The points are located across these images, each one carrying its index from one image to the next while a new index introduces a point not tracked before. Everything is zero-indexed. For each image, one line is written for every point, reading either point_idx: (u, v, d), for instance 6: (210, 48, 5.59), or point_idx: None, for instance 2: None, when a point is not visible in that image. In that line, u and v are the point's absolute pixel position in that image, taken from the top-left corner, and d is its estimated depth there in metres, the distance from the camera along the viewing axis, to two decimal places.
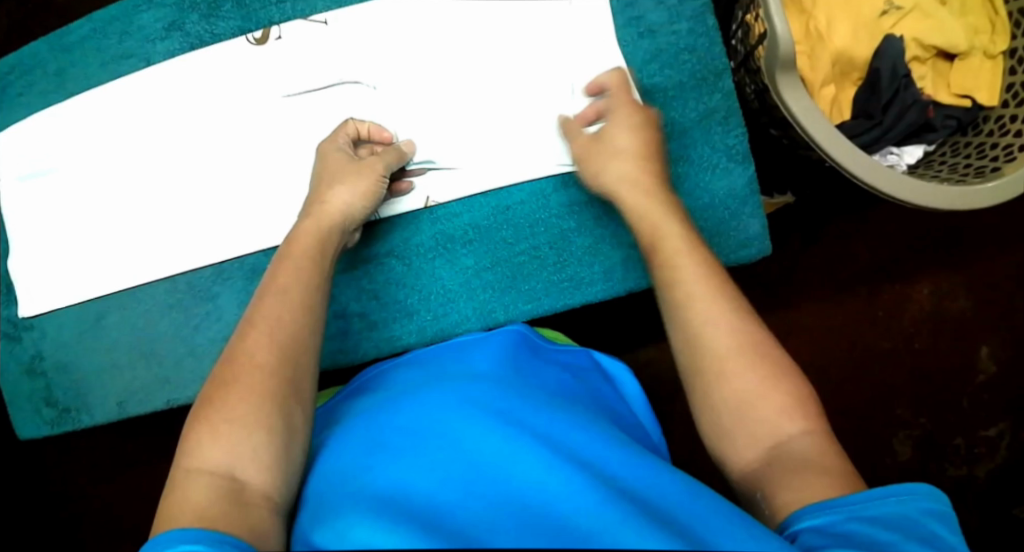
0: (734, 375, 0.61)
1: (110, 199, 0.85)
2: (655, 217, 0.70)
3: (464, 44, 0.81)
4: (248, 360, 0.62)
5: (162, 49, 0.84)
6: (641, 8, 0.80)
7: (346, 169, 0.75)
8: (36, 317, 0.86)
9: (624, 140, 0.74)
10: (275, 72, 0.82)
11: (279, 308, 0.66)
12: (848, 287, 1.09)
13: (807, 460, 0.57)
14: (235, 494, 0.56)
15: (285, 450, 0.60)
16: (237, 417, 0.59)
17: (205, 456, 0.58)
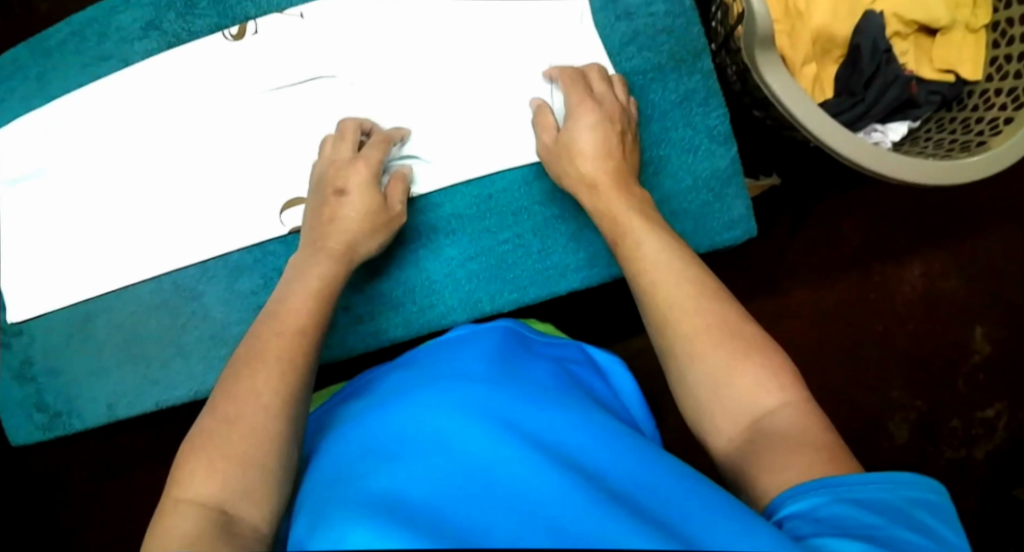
0: (708, 352, 0.61)
1: (93, 202, 0.85)
2: (614, 206, 0.71)
3: (441, 34, 0.81)
4: (251, 397, 0.64)
5: (140, 49, 0.84)
6: None
7: (372, 206, 0.75)
8: (24, 322, 0.86)
9: (583, 140, 0.74)
10: (253, 67, 0.82)
11: (278, 344, 0.68)
12: (840, 271, 1.08)
13: (785, 436, 0.57)
14: (225, 527, 0.58)
15: (277, 483, 0.62)
16: (235, 454, 0.61)
17: (195, 489, 0.60)
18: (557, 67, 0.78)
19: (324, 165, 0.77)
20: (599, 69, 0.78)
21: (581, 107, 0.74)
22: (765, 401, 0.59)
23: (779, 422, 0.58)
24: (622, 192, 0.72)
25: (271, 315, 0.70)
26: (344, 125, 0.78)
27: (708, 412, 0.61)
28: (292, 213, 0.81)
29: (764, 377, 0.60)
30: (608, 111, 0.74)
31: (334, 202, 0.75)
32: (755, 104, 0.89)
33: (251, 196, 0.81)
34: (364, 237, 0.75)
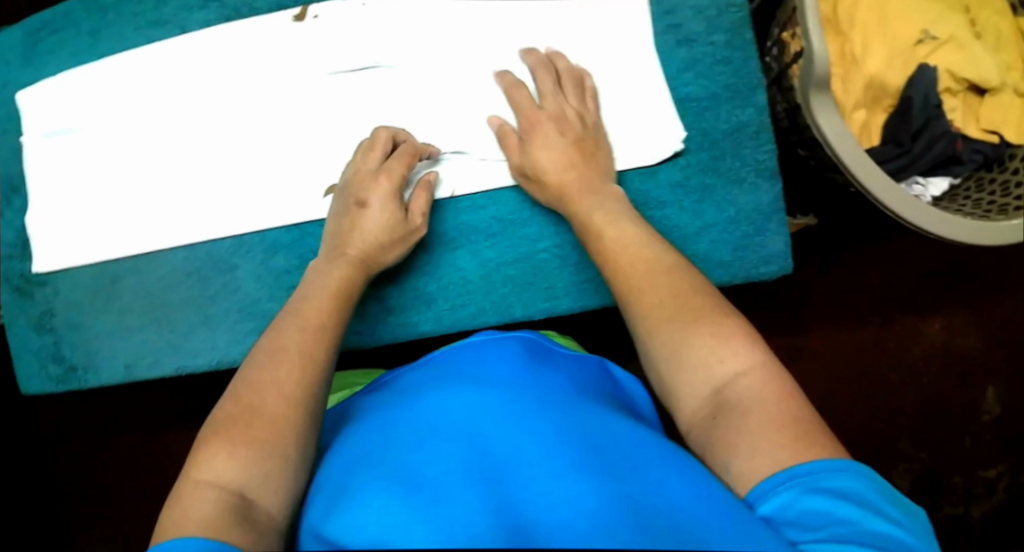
0: (662, 330, 0.65)
1: (133, 165, 0.85)
2: (582, 203, 0.74)
3: (501, 38, 0.81)
4: (274, 388, 0.64)
5: (197, 18, 0.84)
6: (680, 16, 0.79)
7: (392, 219, 0.75)
8: (50, 274, 0.86)
9: (545, 153, 0.75)
10: (314, 50, 0.82)
11: (301, 339, 0.68)
12: (859, 316, 1.09)
13: (749, 401, 0.60)
14: (243, 511, 0.57)
15: (295, 475, 0.61)
16: (256, 441, 0.61)
17: (214, 472, 0.59)
18: (503, 78, 0.79)
19: (350, 173, 0.78)
20: (552, 66, 0.79)
21: (539, 127, 0.76)
22: (722, 369, 0.62)
23: (737, 391, 0.61)
24: (590, 198, 0.74)
25: (294, 311, 0.71)
26: (376, 132, 0.78)
27: (679, 391, 0.64)
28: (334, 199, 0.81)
29: (720, 345, 0.62)
30: (562, 123, 0.76)
31: (355, 213, 0.75)
32: (803, 145, 0.90)
33: (295, 177, 0.82)
34: (383, 249, 0.75)
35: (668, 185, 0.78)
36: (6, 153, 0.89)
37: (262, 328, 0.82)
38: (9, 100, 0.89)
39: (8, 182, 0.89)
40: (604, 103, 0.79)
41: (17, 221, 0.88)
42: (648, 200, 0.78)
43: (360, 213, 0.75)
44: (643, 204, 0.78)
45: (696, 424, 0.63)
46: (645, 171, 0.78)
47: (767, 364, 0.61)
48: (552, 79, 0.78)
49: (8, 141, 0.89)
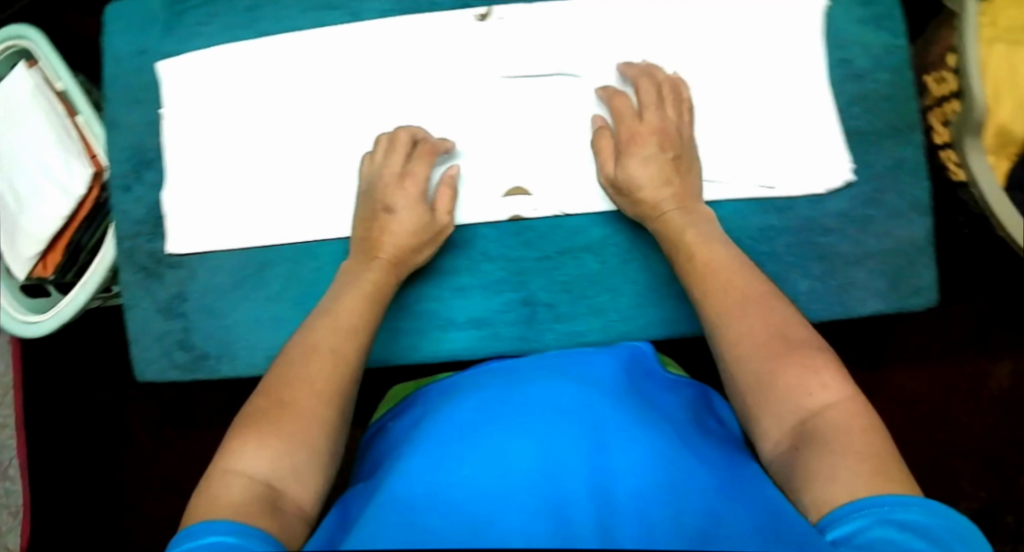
0: (756, 356, 0.66)
1: (284, 152, 0.83)
2: (678, 224, 0.74)
3: (685, 54, 0.80)
4: (302, 383, 0.67)
5: (371, 7, 0.82)
6: (852, 51, 0.81)
7: (416, 221, 0.76)
8: (186, 256, 0.83)
9: (641, 170, 0.75)
10: (491, 52, 0.80)
11: (331, 340, 0.70)
12: (935, 357, 1.14)
13: (840, 432, 0.61)
14: (267, 499, 0.61)
15: (322, 466, 0.64)
16: (286, 434, 0.64)
17: (242, 462, 0.62)
18: (607, 90, 0.79)
19: (373, 177, 0.78)
20: (665, 80, 0.78)
21: (638, 139, 0.76)
22: (810, 401, 0.63)
23: (828, 421, 0.62)
24: (684, 214, 0.75)
25: (326, 311, 0.72)
26: (394, 136, 0.79)
27: (760, 411, 0.65)
28: (512, 200, 0.79)
29: (810, 377, 0.64)
30: (664, 138, 0.76)
31: (385, 219, 0.76)
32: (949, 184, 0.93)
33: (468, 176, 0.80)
34: (412, 251, 0.76)
35: (835, 214, 0.80)
36: (137, 125, 0.85)
37: (424, 328, 0.79)
38: (146, 70, 0.85)
39: (141, 156, 0.85)
40: (786, 126, 0.80)
41: (148, 197, 0.85)
42: (816, 227, 0.80)
43: (389, 220, 0.76)
44: (810, 230, 0.80)
45: (777, 452, 0.64)
46: (814, 199, 0.79)
47: (856, 398, 0.63)
48: (656, 97, 0.77)
49: (139, 113, 0.85)
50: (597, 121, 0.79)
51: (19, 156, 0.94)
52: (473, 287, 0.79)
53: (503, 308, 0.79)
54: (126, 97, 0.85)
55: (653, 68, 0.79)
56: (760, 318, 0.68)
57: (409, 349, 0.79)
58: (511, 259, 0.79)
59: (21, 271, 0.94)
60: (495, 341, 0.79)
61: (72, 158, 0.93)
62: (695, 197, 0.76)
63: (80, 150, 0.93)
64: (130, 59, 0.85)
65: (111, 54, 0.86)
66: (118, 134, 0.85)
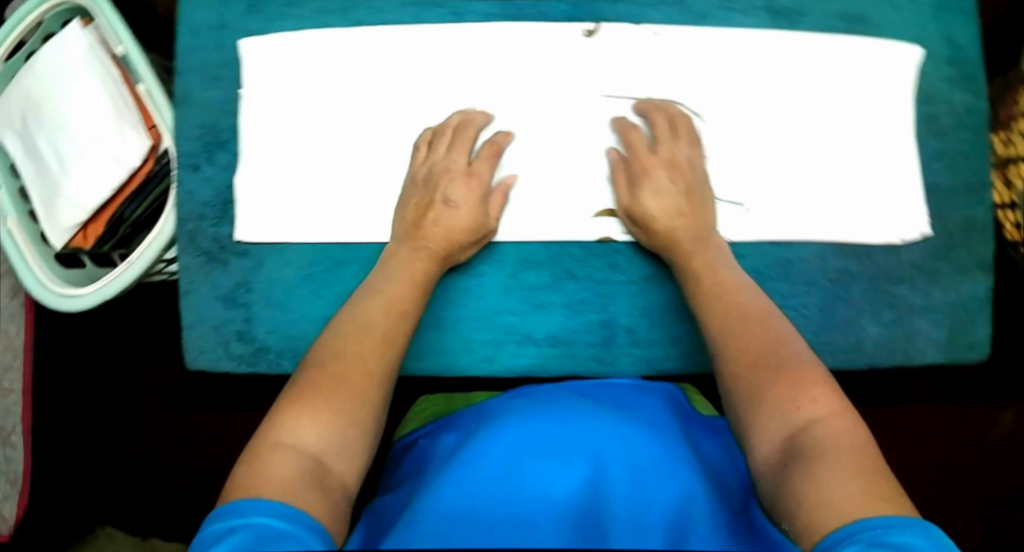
0: (747, 369, 0.70)
1: (368, 148, 0.80)
2: (689, 251, 0.76)
3: (786, 91, 0.80)
4: (351, 366, 0.68)
5: (476, 8, 0.80)
6: (938, 108, 0.83)
7: (469, 217, 0.76)
8: (255, 244, 0.80)
9: (656, 202, 0.76)
10: (594, 69, 0.79)
11: (384, 319, 0.72)
12: (962, 408, 1.14)
13: (828, 444, 0.63)
14: (318, 475, 0.61)
15: (367, 445, 0.66)
16: (338, 408, 0.65)
17: (295, 434, 0.63)
18: (620, 122, 0.78)
19: (433, 166, 0.78)
20: (674, 110, 0.78)
21: (651, 172, 0.77)
22: (799, 414, 0.66)
23: (816, 432, 0.64)
24: (695, 244, 0.76)
25: (373, 290, 0.74)
26: (462, 121, 0.79)
27: (756, 420, 0.68)
28: (602, 222, 0.79)
29: (799, 390, 0.67)
30: (676, 170, 0.77)
31: (440, 210, 0.76)
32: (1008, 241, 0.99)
33: (561, 194, 0.79)
34: (459, 248, 0.77)
35: (908, 264, 0.82)
36: (211, 102, 0.82)
37: (502, 341, 0.79)
38: (226, 46, 0.82)
39: (214, 136, 0.82)
40: (873, 174, 0.81)
41: (217, 178, 0.82)
42: (887, 276, 0.82)
43: (449, 212, 0.76)
44: (882, 278, 0.82)
45: (766, 468, 0.65)
46: (891, 248, 0.81)
47: (846, 413, 0.66)
48: (668, 127, 0.78)
49: (215, 89, 0.82)
50: (614, 151, 0.79)
51: (69, 121, 0.89)
52: (556, 305, 0.79)
53: (582, 328, 0.79)
54: (201, 71, 0.82)
55: (667, 99, 0.79)
56: (752, 339, 0.71)
57: (455, 356, 0.79)
58: (598, 282, 0.79)
59: (59, 242, 0.90)
60: (570, 360, 0.79)
61: (128, 129, 0.89)
62: (710, 228, 0.77)
63: (137, 122, 0.89)
64: (209, 32, 0.82)
65: (188, 24, 0.82)
66: (190, 110, 0.82)
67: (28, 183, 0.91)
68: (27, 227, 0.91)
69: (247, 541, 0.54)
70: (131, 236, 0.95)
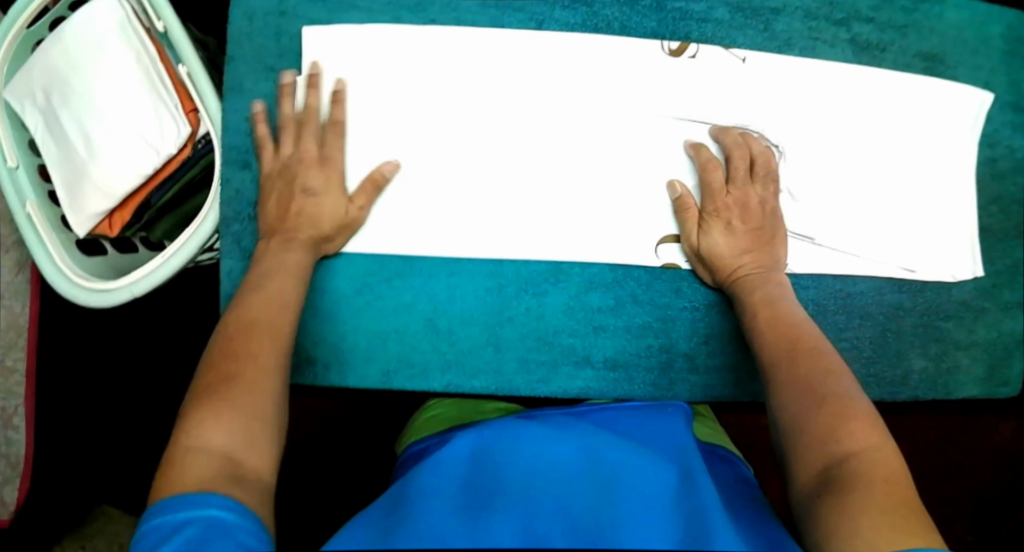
0: (799, 394, 0.67)
1: (433, 156, 0.77)
2: (750, 283, 0.75)
3: (857, 123, 0.80)
4: (252, 361, 0.66)
5: (560, 18, 0.79)
6: (999, 151, 0.84)
7: (337, 208, 0.74)
8: None
9: (721, 238, 0.76)
10: (669, 90, 0.79)
11: (264, 311, 0.69)
12: (974, 429, 1.18)
13: (866, 479, 0.61)
14: (232, 470, 0.59)
15: (270, 440, 0.63)
16: (239, 407, 0.63)
17: (203, 438, 0.60)
18: (696, 147, 0.78)
19: (284, 157, 0.75)
20: (751, 147, 0.78)
21: (722, 210, 0.76)
22: (840, 447, 0.63)
23: (855, 466, 0.62)
24: (764, 281, 0.75)
25: (254, 288, 0.71)
26: (306, 105, 0.75)
27: (799, 447, 0.65)
28: (668, 248, 0.79)
29: (840, 423, 0.64)
30: (746, 208, 0.76)
31: (303, 202, 0.74)
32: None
33: (630, 216, 0.78)
34: (328, 242, 0.75)
35: (957, 301, 0.83)
36: (267, 95, 0.77)
37: (558, 361, 0.79)
38: (284, 36, 0.77)
39: (268, 132, 0.77)
40: (931, 211, 0.82)
41: None
42: (937, 312, 0.83)
43: (307, 202, 0.74)
44: (932, 314, 0.83)
45: (802, 494, 0.63)
46: (942, 286, 0.83)
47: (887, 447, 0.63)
48: (746, 164, 0.77)
49: (268, 82, 0.77)
50: (673, 184, 0.78)
51: (96, 99, 0.83)
52: (615, 328, 0.79)
53: (641, 352, 0.79)
54: (256, 61, 0.77)
55: (748, 136, 0.78)
56: (801, 372, 0.68)
57: (510, 377, 0.78)
58: (659, 307, 0.79)
59: (83, 229, 0.84)
60: (628, 384, 0.79)
61: (164, 111, 0.83)
62: (779, 265, 0.77)
63: (175, 104, 0.83)
64: (268, 20, 0.77)
65: (244, 10, 0.77)
66: (240, 101, 0.77)
67: (50, 163, 0.85)
68: (47, 211, 0.85)
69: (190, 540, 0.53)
70: (154, 220, 0.89)
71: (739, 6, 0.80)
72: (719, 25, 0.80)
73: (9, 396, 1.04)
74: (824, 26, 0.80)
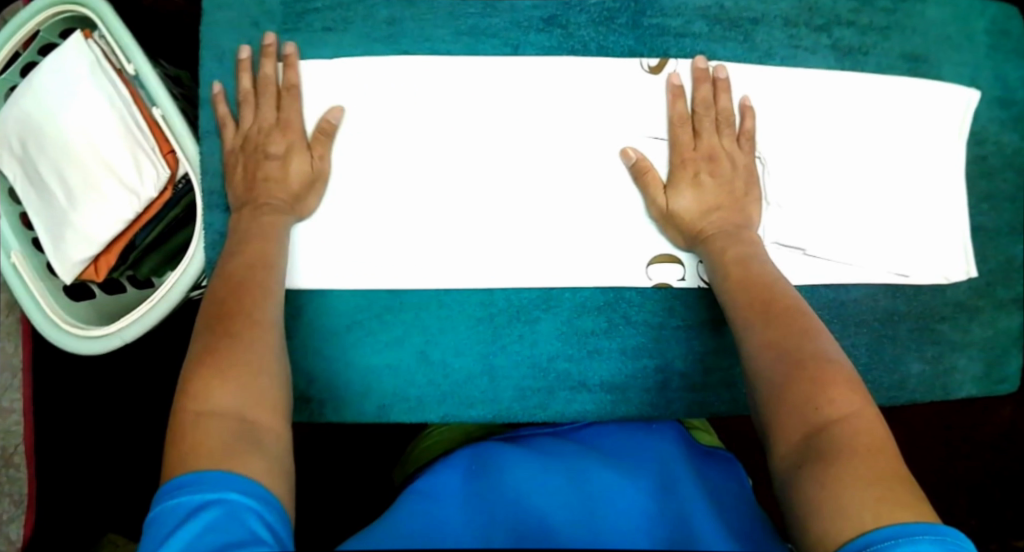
0: (773, 362, 0.64)
1: (415, 188, 0.76)
2: (726, 239, 0.73)
3: (842, 128, 0.79)
4: (251, 326, 0.64)
5: (535, 41, 0.78)
6: (987, 149, 0.84)
7: (303, 167, 0.73)
8: (296, 291, 0.76)
9: (688, 195, 0.75)
10: (652, 109, 0.78)
11: (259, 274, 0.68)
12: (979, 420, 1.18)
13: (852, 445, 0.57)
14: (246, 432, 0.58)
15: (277, 400, 0.62)
16: (243, 364, 0.61)
17: (213, 401, 0.59)
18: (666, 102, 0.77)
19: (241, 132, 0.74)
20: (722, 104, 0.76)
21: (688, 164, 0.75)
22: (821, 415, 0.60)
23: (839, 434, 0.58)
24: (728, 238, 0.73)
25: (254, 266, 0.69)
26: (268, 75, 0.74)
27: (778, 419, 0.62)
28: (659, 268, 0.78)
29: (819, 390, 0.60)
30: (714, 164, 0.75)
31: (268, 168, 0.73)
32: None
33: (618, 237, 0.78)
34: (302, 199, 0.74)
35: (951, 302, 0.83)
36: None
37: (553, 388, 0.78)
38: (257, 74, 0.77)
39: None
40: (924, 214, 0.81)
41: None
42: (932, 314, 0.82)
43: (273, 160, 0.73)
44: (928, 317, 0.82)
45: (783, 467, 0.60)
46: (936, 288, 0.82)
47: (871, 413, 0.59)
48: (715, 121, 0.76)
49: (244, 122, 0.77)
50: (628, 151, 0.77)
51: (72, 143, 0.81)
52: (610, 350, 0.78)
53: (636, 374, 0.79)
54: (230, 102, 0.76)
55: (719, 85, 0.76)
56: (775, 333, 0.65)
57: (506, 406, 0.78)
58: (653, 326, 0.78)
59: (69, 276, 0.84)
60: (625, 406, 0.78)
61: (142, 155, 0.82)
62: (751, 225, 0.75)
63: (152, 148, 0.83)
64: (240, 61, 0.76)
65: (215, 50, 0.76)
66: None
67: (30, 212, 0.84)
68: (33, 260, 0.85)
69: (214, 529, 0.51)
70: (140, 258, 0.89)
71: (717, 18, 0.79)
72: (697, 37, 0.78)
73: (8, 436, 1.04)
74: (804, 34, 0.79)
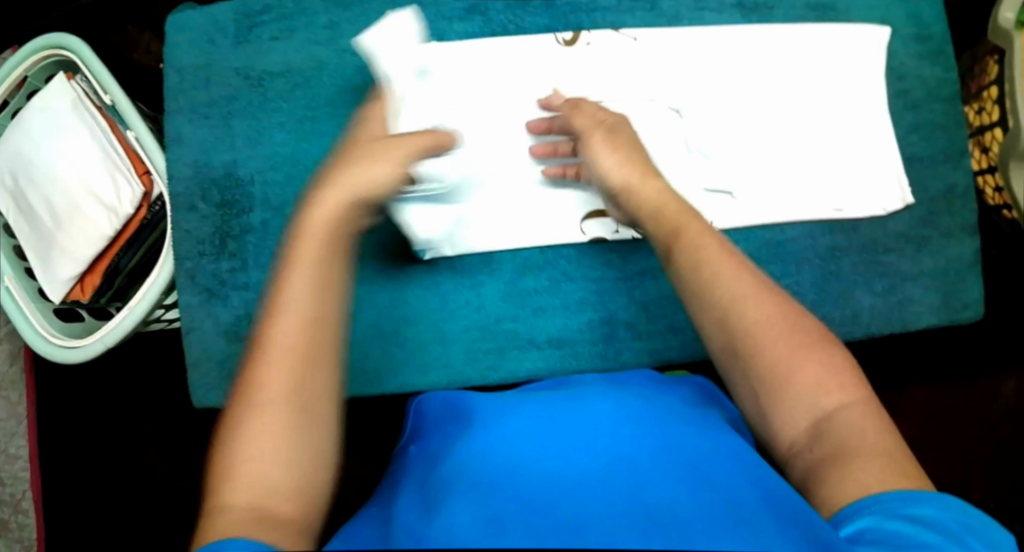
0: (773, 344, 0.62)
1: None
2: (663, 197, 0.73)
3: (753, 80, 0.84)
4: (267, 399, 0.56)
5: (458, 28, 0.84)
6: (908, 84, 0.86)
7: (373, 144, 0.69)
8: (254, 276, 0.81)
9: (622, 135, 0.76)
10: (573, 77, 0.84)
11: (294, 327, 0.58)
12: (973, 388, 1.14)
13: (854, 436, 0.59)
14: (263, 524, 0.51)
15: (301, 468, 0.54)
16: (259, 454, 0.54)
17: (231, 497, 0.53)
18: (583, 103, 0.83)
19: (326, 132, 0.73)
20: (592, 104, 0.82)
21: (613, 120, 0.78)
22: (826, 400, 0.61)
23: (839, 423, 0.60)
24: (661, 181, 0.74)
25: (335, 249, 0.62)
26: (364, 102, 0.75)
27: (779, 404, 0.62)
28: (593, 224, 0.82)
29: (827, 375, 0.61)
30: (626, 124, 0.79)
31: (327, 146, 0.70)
32: (987, 208, 0.98)
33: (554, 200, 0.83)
34: (365, 164, 0.67)
35: (894, 234, 0.84)
36: (204, 140, 0.83)
37: (504, 348, 0.81)
38: (214, 84, 0.84)
39: (204, 181, 0.83)
40: (849, 151, 0.84)
41: (214, 216, 0.82)
42: (876, 247, 0.83)
43: (308, 207, 0.64)
44: (871, 250, 0.83)
45: (795, 448, 0.61)
46: (875, 220, 0.83)
47: (870, 402, 0.61)
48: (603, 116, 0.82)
49: (204, 128, 0.83)
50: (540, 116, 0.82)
51: (58, 173, 0.90)
52: (554, 307, 0.81)
53: (584, 327, 0.81)
54: (190, 112, 0.83)
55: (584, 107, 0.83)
56: (765, 314, 0.64)
57: (461, 369, 0.80)
58: (595, 281, 0.82)
59: (56, 294, 0.90)
60: (574, 360, 0.81)
61: (119, 175, 0.90)
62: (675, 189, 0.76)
63: (128, 169, 0.91)
64: (198, 73, 0.84)
65: (175, 67, 0.84)
66: (183, 150, 0.83)
67: (23, 240, 0.92)
68: (25, 283, 0.92)
69: None
70: (125, 286, 0.96)
71: None
72: (607, 11, 0.84)
73: (16, 482, 1.06)
74: None
